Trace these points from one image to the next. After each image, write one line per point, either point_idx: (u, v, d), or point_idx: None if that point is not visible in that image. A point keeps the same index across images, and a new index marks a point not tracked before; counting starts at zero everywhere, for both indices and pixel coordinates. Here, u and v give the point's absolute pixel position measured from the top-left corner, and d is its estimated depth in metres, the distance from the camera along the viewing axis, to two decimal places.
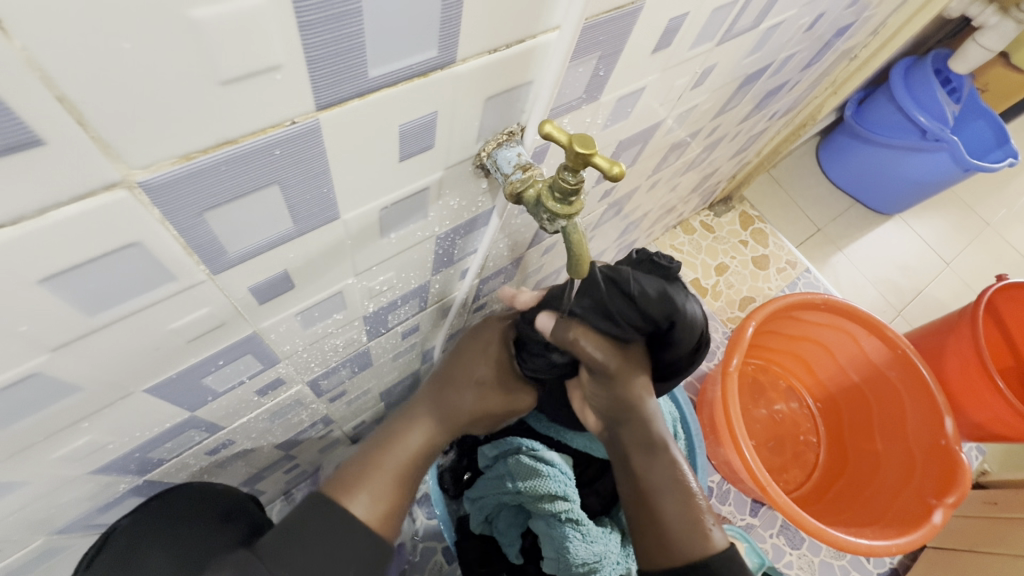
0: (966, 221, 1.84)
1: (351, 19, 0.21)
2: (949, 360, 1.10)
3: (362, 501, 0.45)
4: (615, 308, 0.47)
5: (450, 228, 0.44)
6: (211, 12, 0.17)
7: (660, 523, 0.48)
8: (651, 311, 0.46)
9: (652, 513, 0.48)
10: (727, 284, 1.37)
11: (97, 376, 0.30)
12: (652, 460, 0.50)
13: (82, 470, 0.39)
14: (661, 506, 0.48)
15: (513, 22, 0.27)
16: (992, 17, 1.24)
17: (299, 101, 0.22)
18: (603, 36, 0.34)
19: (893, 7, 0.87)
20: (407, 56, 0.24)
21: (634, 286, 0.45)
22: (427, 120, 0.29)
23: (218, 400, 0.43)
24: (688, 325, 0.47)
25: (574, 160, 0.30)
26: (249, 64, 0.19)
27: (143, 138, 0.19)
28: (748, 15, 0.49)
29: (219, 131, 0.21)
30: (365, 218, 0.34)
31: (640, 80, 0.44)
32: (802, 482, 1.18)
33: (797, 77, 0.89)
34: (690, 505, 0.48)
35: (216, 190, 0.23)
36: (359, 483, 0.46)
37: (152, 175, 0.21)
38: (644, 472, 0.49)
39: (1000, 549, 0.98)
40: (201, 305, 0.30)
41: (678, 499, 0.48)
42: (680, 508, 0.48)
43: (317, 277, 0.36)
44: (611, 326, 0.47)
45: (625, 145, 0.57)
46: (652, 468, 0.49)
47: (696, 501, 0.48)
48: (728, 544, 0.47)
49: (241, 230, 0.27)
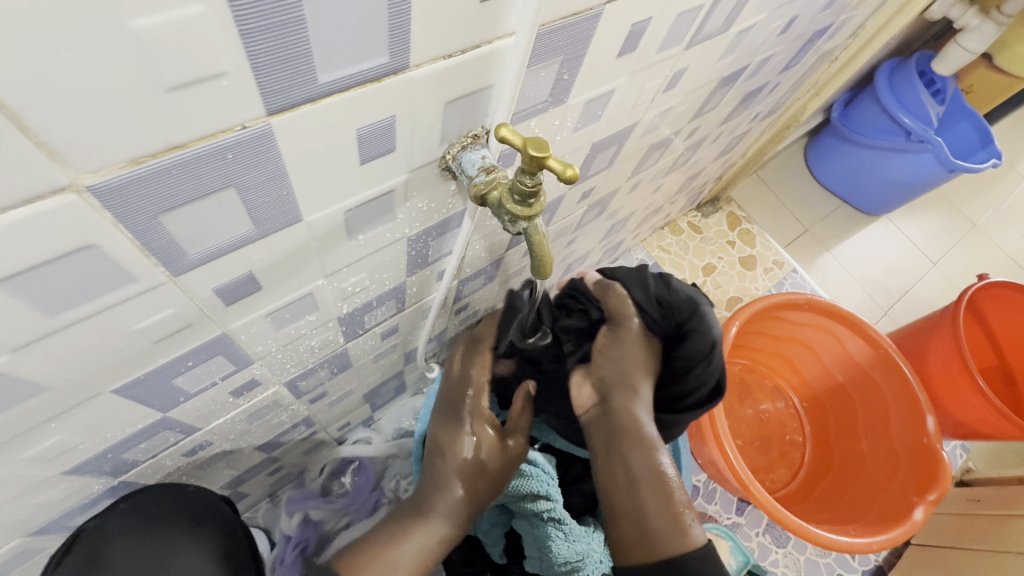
0: (953, 221, 1.86)
1: (296, 27, 0.21)
2: (931, 359, 1.12)
3: None
4: (651, 284, 0.56)
5: (421, 230, 0.45)
6: (150, 22, 0.18)
7: (638, 514, 0.49)
8: (678, 300, 0.54)
9: (631, 503, 0.49)
10: (714, 284, 1.38)
11: (62, 377, 0.30)
12: (635, 450, 0.51)
13: (54, 471, 0.39)
14: (640, 495, 0.49)
15: (467, 29, 0.28)
16: (973, 19, 1.26)
17: (249, 107, 0.23)
18: (564, 41, 0.35)
19: (871, 9, 0.88)
20: (356, 62, 0.25)
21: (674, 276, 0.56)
22: (386, 124, 0.30)
23: (192, 400, 0.44)
24: (704, 328, 0.53)
25: (530, 163, 0.31)
26: (193, 71, 0.20)
27: (89, 143, 0.20)
28: (716, 19, 0.50)
29: (168, 136, 0.22)
30: (330, 220, 0.35)
31: (608, 83, 0.45)
32: (788, 481, 1.19)
33: (778, 79, 0.90)
34: (670, 503, 0.48)
35: (170, 193, 0.24)
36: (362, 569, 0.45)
37: (101, 179, 0.21)
38: (627, 459, 0.51)
39: (983, 546, 0.99)
40: (165, 305, 0.31)
41: (657, 490, 0.49)
42: (659, 500, 0.48)
43: (285, 278, 0.37)
44: (643, 298, 0.56)
45: (600, 147, 0.57)
46: (632, 457, 0.51)
47: (675, 495, 0.49)
48: (707, 541, 0.48)
49: (199, 232, 0.27)
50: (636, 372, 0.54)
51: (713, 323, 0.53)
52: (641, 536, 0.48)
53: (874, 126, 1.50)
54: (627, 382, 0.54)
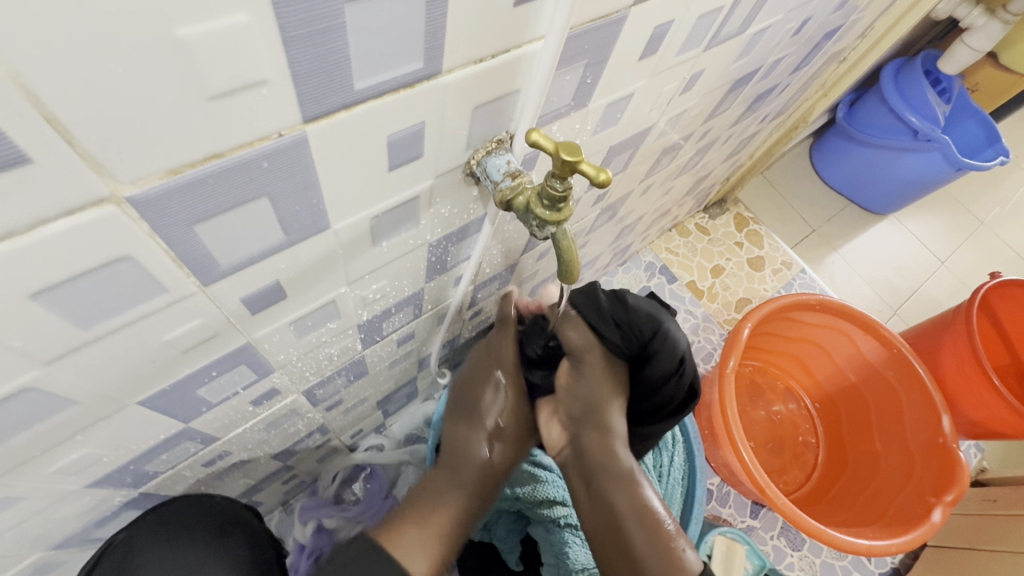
0: (960, 220, 1.85)
1: (336, 34, 0.21)
2: (945, 358, 1.11)
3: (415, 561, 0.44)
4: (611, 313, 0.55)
5: (442, 237, 0.45)
6: (196, 31, 0.18)
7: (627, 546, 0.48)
8: (639, 320, 0.55)
9: (620, 542, 0.48)
10: (724, 286, 1.37)
11: (90, 390, 0.30)
12: (616, 487, 0.50)
13: (77, 484, 0.39)
14: (629, 535, 0.48)
15: (498, 33, 0.28)
16: (979, 18, 1.26)
17: (285, 115, 0.23)
18: (589, 44, 0.34)
19: (880, 9, 0.88)
20: (392, 69, 0.25)
21: (629, 297, 0.55)
22: (415, 131, 0.30)
23: (214, 410, 0.43)
24: (668, 347, 0.56)
25: (561, 168, 0.31)
26: (235, 79, 0.20)
27: (130, 154, 0.19)
28: (734, 21, 0.50)
29: (207, 145, 0.21)
30: (357, 227, 0.34)
31: (628, 87, 0.45)
32: (802, 483, 1.18)
33: (787, 80, 0.90)
34: (658, 534, 0.48)
35: (206, 203, 0.24)
36: (412, 538, 0.45)
37: (140, 190, 0.21)
38: (611, 497, 0.50)
39: (1000, 547, 0.98)
40: (194, 316, 0.30)
41: (646, 527, 0.48)
42: (648, 536, 0.48)
43: (310, 286, 0.37)
44: (606, 329, 0.55)
45: (616, 151, 0.57)
46: (618, 495, 0.50)
47: (665, 527, 0.49)
48: (702, 566, 0.49)
49: (231, 242, 0.27)
50: (604, 397, 0.54)
51: (674, 332, 0.56)
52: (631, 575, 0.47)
53: (881, 126, 1.50)
54: (596, 415, 0.54)
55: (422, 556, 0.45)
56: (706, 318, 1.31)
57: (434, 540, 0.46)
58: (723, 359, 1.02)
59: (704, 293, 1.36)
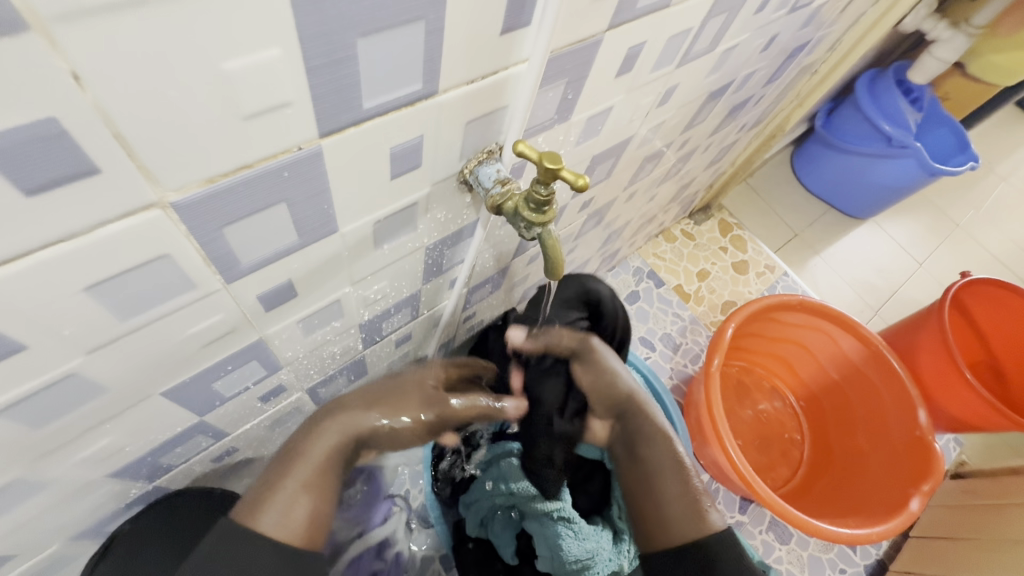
0: (937, 223, 1.91)
1: (349, 63, 0.25)
2: (921, 355, 1.16)
3: (266, 521, 0.39)
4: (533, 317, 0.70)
5: (438, 240, 0.48)
6: (238, 64, 0.21)
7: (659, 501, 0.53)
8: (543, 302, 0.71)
9: (654, 493, 0.53)
10: (709, 289, 1.42)
11: (121, 380, 0.33)
12: (652, 445, 0.55)
13: (99, 474, 0.41)
14: (663, 487, 0.53)
15: (487, 58, 0.32)
16: (945, 31, 1.32)
17: (305, 131, 0.26)
18: (569, 65, 0.38)
19: (848, 24, 0.93)
20: (396, 90, 0.28)
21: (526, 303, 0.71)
22: (414, 143, 0.33)
23: (225, 405, 0.46)
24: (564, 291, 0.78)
25: (545, 174, 0.34)
26: (266, 102, 0.23)
27: (177, 165, 0.23)
28: (704, 40, 0.54)
29: (239, 158, 0.25)
30: (361, 231, 0.38)
31: (607, 101, 0.49)
32: (789, 479, 1.21)
33: (762, 91, 0.95)
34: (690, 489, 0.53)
35: (235, 208, 0.27)
36: (268, 499, 0.40)
37: (182, 196, 0.24)
38: (648, 457, 0.55)
39: (982, 536, 1.02)
40: (215, 311, 0.34)
41: (679, 480, 0.53)
42: (680, 490, 0.52)
43: (318, 285, 0.40)
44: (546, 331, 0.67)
45: (599, 160, 0.61)
46: (653, 454, 0.55)
47: (694, 485, 0.53)
48: (727, 527, 0.51)
49: (252, 242, 0.30)
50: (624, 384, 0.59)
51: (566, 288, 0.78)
52: (660, 519, 0.52)
53: (857, 134, 1.56)
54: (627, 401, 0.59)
55: (275, 514, 0.40)
56: (693, 321, 1.35)
57: (296, 494, 0.41)
58: (708, 359, 1.06)
59: (691, 296, 1.40)
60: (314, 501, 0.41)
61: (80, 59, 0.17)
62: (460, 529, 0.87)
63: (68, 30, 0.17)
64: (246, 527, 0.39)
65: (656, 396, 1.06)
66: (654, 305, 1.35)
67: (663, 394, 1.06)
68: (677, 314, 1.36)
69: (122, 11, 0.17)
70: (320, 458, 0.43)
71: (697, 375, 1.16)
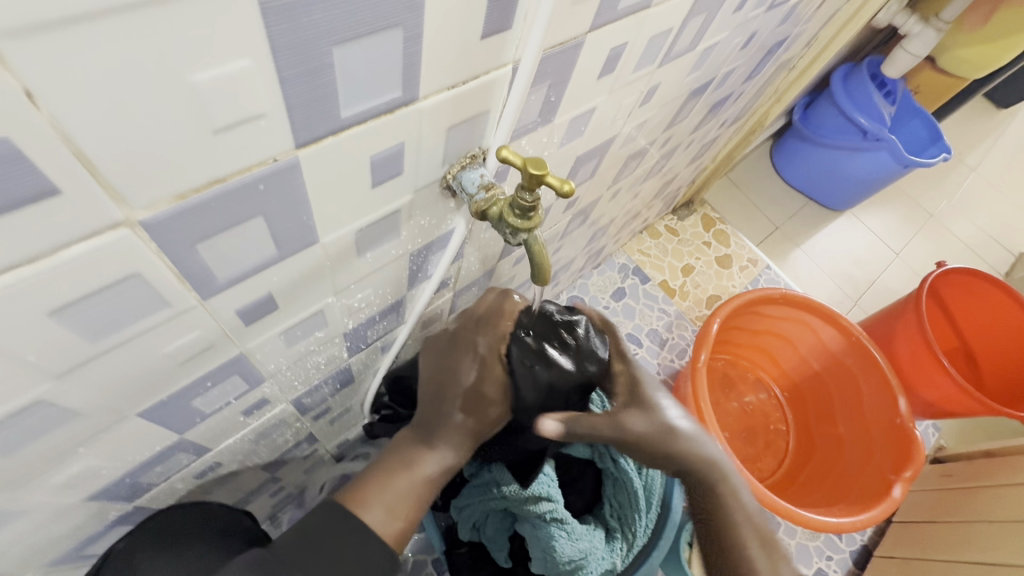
0: (912, 214, 1.96)
1: (324, 71, 0.24)
2: (898, 343, 1.18)
3: (377, 516, 0.43)
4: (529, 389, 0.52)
5: (422, 246, 0.47)
6: (206, 76, 0.20)
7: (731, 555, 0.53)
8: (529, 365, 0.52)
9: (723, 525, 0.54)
10: (694, 284, 1.43)
11: (96, 402, 0.32)
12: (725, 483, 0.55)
13: (74, 499, 0.40)
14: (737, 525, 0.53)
15: (469, 62, 0.31)
16: (916, 25, 1.35)
17: (280, 142, 0.25)
18: (551, 67, 0.38)
19: (823, 20, 0.94)
20: (375, 97, 0.27)
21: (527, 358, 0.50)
22: (395, 151, 0.32)
23: (206, 421, 0.45)
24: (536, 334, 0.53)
25: (529, 181, 0.34)
26: (237, 114, 0.22)
27: (145, 183, 0.22)
28: (684, 39, 0.54)
29: (211, 172, 0.24)
30: (343, 241, 0.37)
31: (590, 102, 0.49)
32: (775, 469, 1.23)
33: (741, 87, 0.95)
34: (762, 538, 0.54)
35: (209, 223, 0.26)
36: (376, 493, 0.44)
37: (151, 214, 0.23)
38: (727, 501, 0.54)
39: (958, 517, 1.06)
40: (192, 328, 0.32)
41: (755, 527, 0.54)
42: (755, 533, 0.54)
43: (299, 297, 0.39)
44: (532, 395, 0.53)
45: (583, 160, 0.61)
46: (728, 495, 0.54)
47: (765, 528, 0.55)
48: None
49: (228, 257, 0.29)
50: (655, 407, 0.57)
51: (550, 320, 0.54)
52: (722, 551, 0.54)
53: (833, 127, 1.58)
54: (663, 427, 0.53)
55: (381, 511, 0.44)
56: (678, 316, 1.36)
57: (403, 502, 0.45)
58: (694, 354, 1.07)
59: (676, 291, 1.41)
60: (410, 513, 0.45)
61: (33, 78, 0.16)
62: (452, 533, 0.87)
63: (18, 47, 0.16)
64: (357, 517, 0.42)
65: None
66: (640, 301, 1.36)
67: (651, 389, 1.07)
68: (663, 310, 1.37)
69: (75, 25, 0.16)
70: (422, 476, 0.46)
71: (684, 369, 1.17)
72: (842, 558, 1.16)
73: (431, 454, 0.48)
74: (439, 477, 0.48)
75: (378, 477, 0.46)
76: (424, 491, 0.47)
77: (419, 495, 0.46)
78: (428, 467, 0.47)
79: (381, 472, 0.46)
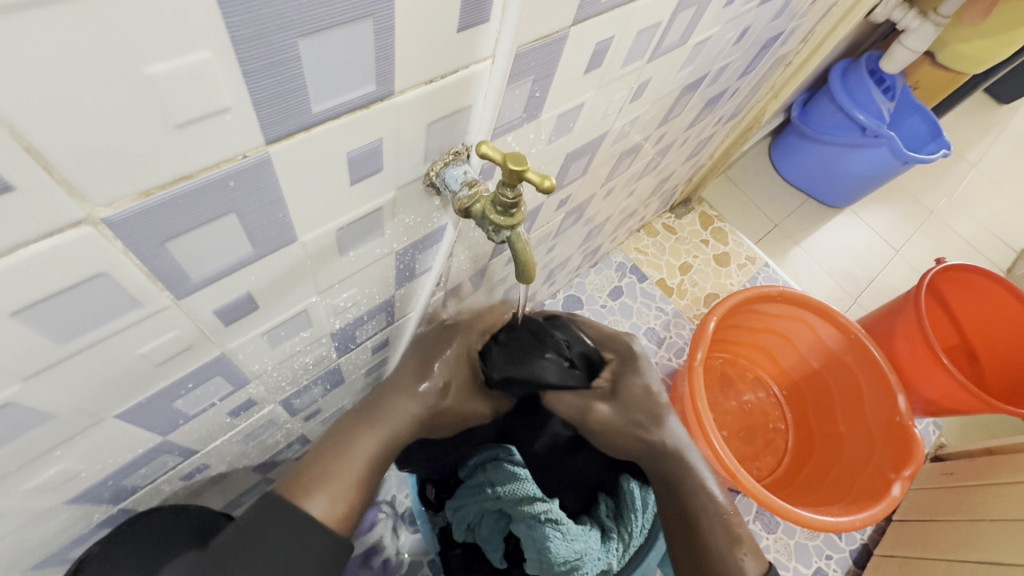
0: (912, 210, 1.95)
1: (291, 65, 0.23)
2: (898, 341, 1.17)
3: (320, 501, 0.43)
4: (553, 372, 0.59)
5: (408, 245, 0.47)
6: (163, 68, 0.20)
7: (699, 549, 0.61)
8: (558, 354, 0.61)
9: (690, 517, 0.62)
10: (692, 282, 1.42)
11: (71, 404, 0.31)
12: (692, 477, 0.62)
13: (55, 502, 0.40)
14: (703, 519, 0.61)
15: (445, 57, 0.30)
16: (914, 20, 1.34)
17: (249, 137, 0.25)
18: (534, 62, 0.37)
19: (819, 15, 0.93)
20: (347, 92, 0.27)
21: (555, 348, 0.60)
22: (373, 147, 0.32)
23: (190, 423, 0.44)
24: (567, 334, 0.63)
25: (510, 176, 0.33)
26: (200, 108, 0.22)
27: (105, 179, 0.21)
28: (674, 33, 0.53)
29: (176, 168, 0.23)
30: (323, 239, 0.36)
31: (578, 98, 0.48)
32: (774, 468, 1.23)
33: (737, 84, 0.95)
34: (733, 536, 0.60)
35: (177, 221, 0.26)
36: (321, 483, 0.44)
37: (115, 211, 0.23)
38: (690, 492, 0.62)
39: (959, 516, 1.05)
40: (168, 328, 0.32)
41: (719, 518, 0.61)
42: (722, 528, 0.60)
43: (280, 297, 0.39)
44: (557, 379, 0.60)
45: (573, 157, 0.60)
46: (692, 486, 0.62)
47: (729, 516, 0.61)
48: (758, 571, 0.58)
49: (202, 256, 0.29)
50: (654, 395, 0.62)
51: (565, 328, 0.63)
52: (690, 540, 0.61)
53: (831, 124, 1.57)
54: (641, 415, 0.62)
55: (325, 499, 0.43)
56: (676, 315, 1.36)
57: (345, 484, 0.45)
58: (691, 353, 1.06)
59: (673, 290, 1.40)
60: (356, 494, 0.45)
61: None
62: (446, 534, 0.86)
63: None
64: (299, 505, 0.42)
65: None
66: (638, 300, 1.35)
67: None
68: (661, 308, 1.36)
69: (16, 14, 0.16)
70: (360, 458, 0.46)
71: (681, 368, 1.16)
72: (841, 558, 1.16)
73: (369, 432, 0.48)
74: (380, 452, 0.48)
75: (318, 463, 0.45)
76: (368, 466, 0.47)
77: (365, 474, 0.46)
78: (367, 445, 0.47)
79: (319, 458, 0.46)
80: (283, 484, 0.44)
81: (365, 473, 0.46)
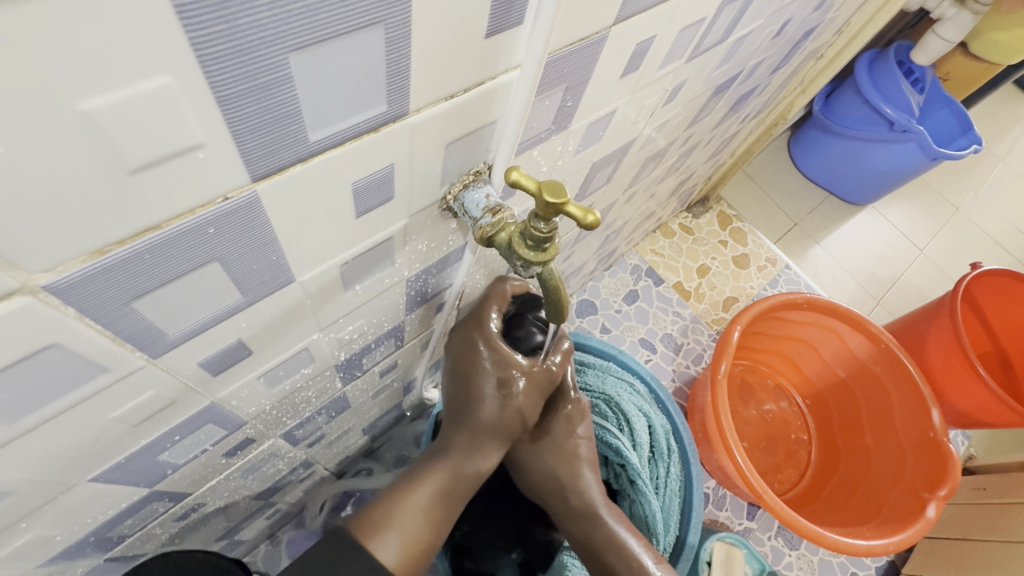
0: (937, 208, 1.87)
1: (281, 87, 0.18)
2: (929, 350, 1.11)
3: (390, 543, 0.41)
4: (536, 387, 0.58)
5: (421, 270, 0.42)
6: (105, 101, 0.15)
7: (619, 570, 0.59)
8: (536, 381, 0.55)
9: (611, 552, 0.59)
10: (710, 285, 1.36)
11: (34, 475, 0.27)
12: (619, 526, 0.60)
13: (29, 566, 0.35)
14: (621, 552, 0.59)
15: (469, 69, 0.25)
16: (950, 9, 1.26)
17: (230, 176, 0.20)
18: (569, 68, 0.32)
19: (856, 7, 0.86)
20: (353, 114, 0.22)
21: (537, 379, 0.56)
22: (384, 174, 0.27)
23: (181, 470, 0.40)
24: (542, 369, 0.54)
25: (545, 210, 0.28)
26: (161, 147, 0.17)
27: (41, 242, 0.17)
28: (716, 31, 0.48)
29: (138, 219, 0.19)
30: (325, 276, 0.31)
31: (610, 104, 0.43)
32: (797, 481, 1.17)
33: (767, 80, 0.88)
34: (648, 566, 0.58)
35: (144, 277, 0.21)
36: (390, 522, 0.42)
37: (58, 276, 0.18)
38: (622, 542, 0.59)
39: (994, 537, 0.99)
40: (145, 388, 0.27)
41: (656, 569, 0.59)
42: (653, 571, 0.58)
43: (277, 338, 0.34)
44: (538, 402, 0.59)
45: (599, 166, 0.55)
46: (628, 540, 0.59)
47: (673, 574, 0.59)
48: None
49: (179, 311, 0.24)
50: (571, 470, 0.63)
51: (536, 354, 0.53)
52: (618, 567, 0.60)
53: (857, 118, 1.50)
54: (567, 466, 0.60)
55: (395, 541, 0.41)
56: (694, 320, 1.30)
57: (411, 520, 0.43)
58: (715, 365, 1.01)
59: (691, 293, 1.35)
60: (423, 537, 0.43)
61: None
62: None
63: None
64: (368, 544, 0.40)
65: (663, 404, 1.00)
66: (654, 304, 1.30)
67: (669, 402, 0.99)
68: (678, 312, 1.31)
69: None
70: (416, 508, 0.43)
71: (701, 377, 1.11)
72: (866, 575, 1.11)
73: (441, 466, 0.47)
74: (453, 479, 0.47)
75: (391, 500, 0.43)
76: (438, 507, 0.45)
77: (434, 506, 0.45)
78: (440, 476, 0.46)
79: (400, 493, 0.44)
80: (355, 521, 0.42)
81: (436, 512, 0.44)
